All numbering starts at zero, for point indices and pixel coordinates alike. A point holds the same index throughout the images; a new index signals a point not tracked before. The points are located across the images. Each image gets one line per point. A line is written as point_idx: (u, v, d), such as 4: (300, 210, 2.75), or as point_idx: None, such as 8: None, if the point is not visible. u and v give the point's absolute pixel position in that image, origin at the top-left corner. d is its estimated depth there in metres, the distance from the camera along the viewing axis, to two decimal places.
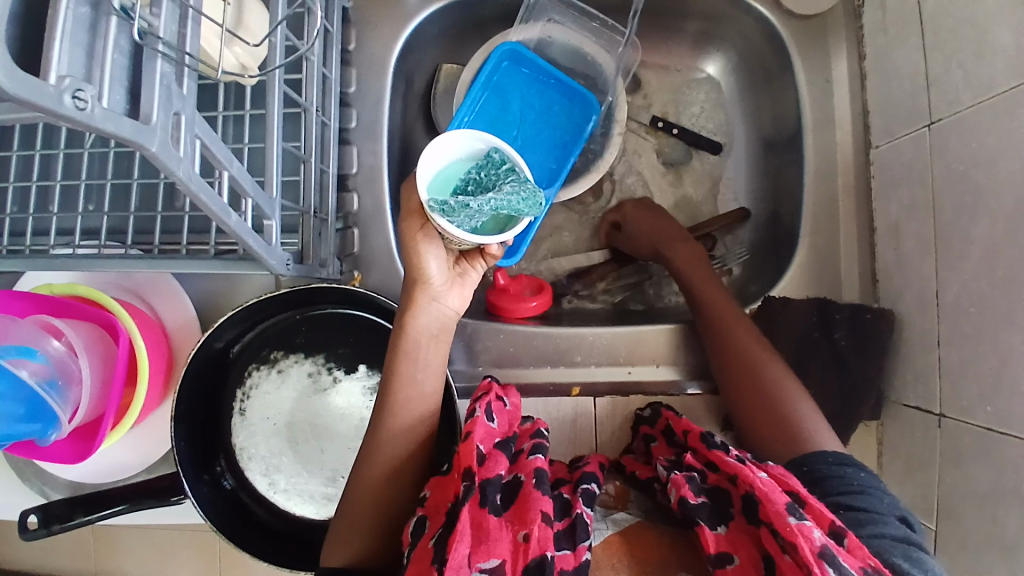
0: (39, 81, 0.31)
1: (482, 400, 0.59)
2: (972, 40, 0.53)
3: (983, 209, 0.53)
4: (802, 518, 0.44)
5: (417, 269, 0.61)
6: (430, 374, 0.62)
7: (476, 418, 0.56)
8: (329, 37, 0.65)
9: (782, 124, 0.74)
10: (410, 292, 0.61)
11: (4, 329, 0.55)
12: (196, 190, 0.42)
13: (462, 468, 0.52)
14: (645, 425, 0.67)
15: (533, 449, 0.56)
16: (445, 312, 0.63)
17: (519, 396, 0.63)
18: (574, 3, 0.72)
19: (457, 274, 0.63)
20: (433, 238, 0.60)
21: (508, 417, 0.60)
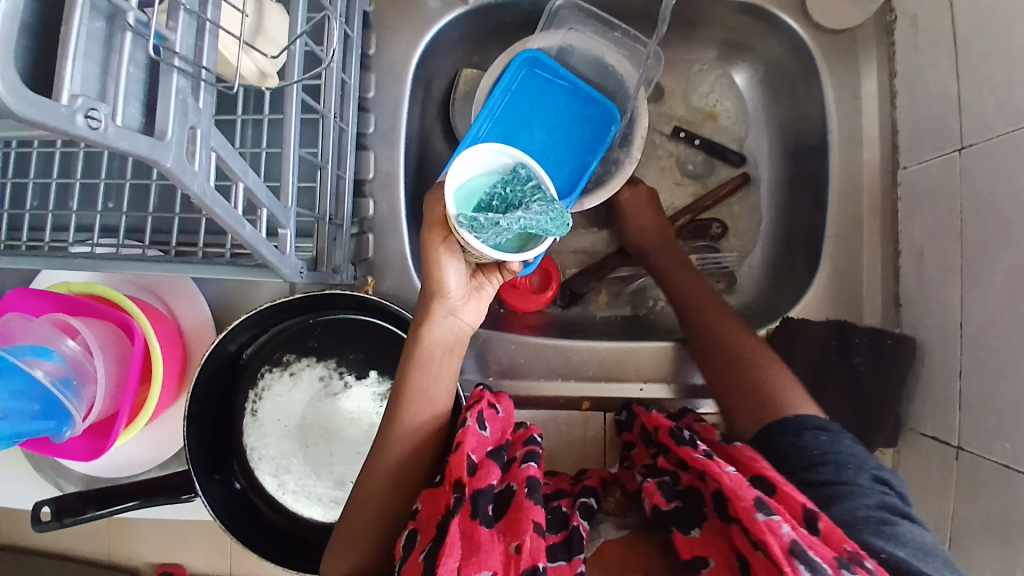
0: (52, 102, 0.31)
1: (472, 408, 0.59)
2: (1006, 64, 0.51)
3: (1011, 240, 0.51)
4: (771, 514, 0.44)
5: (436, 282, 0.60)
6: (442, 387, 0.62)
7: (467, 427, 0.56)
8: (348, 42, 0.65)
9: (807, 138, 0.72)
10: (427, 304, 0.61)
11: (22, 328, 0.56)
12: (210, 204, 0.42)
13: (453, 479, 0.52)
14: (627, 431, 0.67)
15: (527, 456, 0.56)
16: (460, 325, 0.63)
17: (511, 402, 0.63)
18: (596, 12, 0.71)
19: (474, 287, 0.63)
20: (455, 252, 0.59)
21: (500, 423, 0.60)
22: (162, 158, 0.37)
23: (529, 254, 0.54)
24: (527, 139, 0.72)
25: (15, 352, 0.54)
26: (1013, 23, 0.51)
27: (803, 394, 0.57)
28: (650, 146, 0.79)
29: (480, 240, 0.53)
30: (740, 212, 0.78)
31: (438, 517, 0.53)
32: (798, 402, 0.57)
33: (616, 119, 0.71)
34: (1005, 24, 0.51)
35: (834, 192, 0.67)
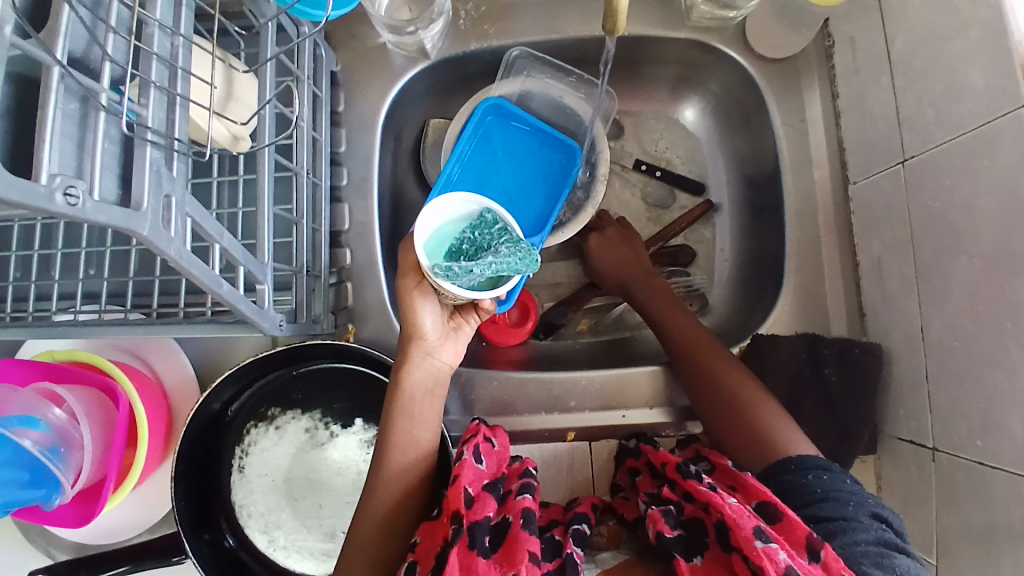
0: (29, 182, 0.33)
1: (470, 442, 0.59)
2: (942, 80, 0.55)
3: (961, 246, 0.53)
4: (768, 541, 0.46)
5: (412, 326, 0.61)
6: (427, 428, 0.61)
7: (464, 460, 0.57)
8: (318, 101, 0.68)
9: (761, 163, 0.75)
10: (412, 350, 0.61)
11: (5, 398, 0.56)
12: (187, 266, 0.44)
13: (450, 511, 0.53)
14: (630, 458, 0.67)
15: (523, 489, 0.57)
16: (440, 366, 0.63)
17: (508, 437, 0.64)
18: (549, 59, 0.74)
19: (451, 328, 0.64)
20: (429, 294, 0.60)
21: (497, 457, 0.60)
22: (138, 227, 0.39)
23: (502, 291, 0.55)
24: (497, 182, 0.75)
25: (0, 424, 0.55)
26: (943, 45, 0.54)
27: (777, 416, 0.60)
28: (615, 180, 0.82)
29: (458, 287, 0.54)
30: (708, 236, 0.81)
31: (437, 546, 0.53)
32: (775, 420, 0.60)
33: (579, 153, 0.74)
34: (937, 47, 0.55)
35: (792, 212, 0.70)
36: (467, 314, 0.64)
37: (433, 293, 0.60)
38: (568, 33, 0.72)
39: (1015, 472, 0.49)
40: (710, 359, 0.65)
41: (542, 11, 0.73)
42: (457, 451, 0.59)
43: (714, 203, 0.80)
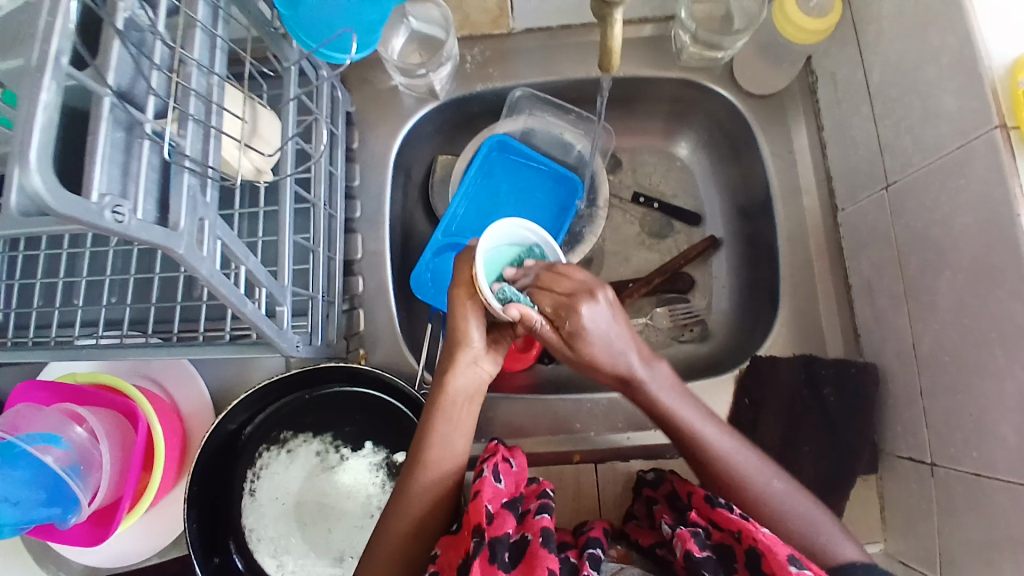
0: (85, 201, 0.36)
1: (489, 460, 0.62)
2: (917, 107, 0.58)
3: (945, 262, 0.56)
4: (802, 568, 0.47)
5: (460, 334, 0.63)
6: (462, 433, 0.62)
7: (484, 479, 0.58)
8: (335, 139, 0.72)
9: (753, 192, 0.78)
10: (461, 357, 0.63)
11: (31, 416, 0.59)
12: (216, 284, 0.47)
13: (472, 525, 0.54)
14: (647, 488, 0.67)
15: (540, 508, 0.56)
16: (484, 375, 0.64)
17: (526, 459, 0.65)
18: (550, 99, 0.79)
19: (494, 341, 0.66)
20: (480, 308, 0.62)
21: (515, 478, 0.61)
22: (175, 246, 0.42)
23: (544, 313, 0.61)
24: (501, 214, 0.79)
25: (25, 441, 0.57)
26: (915, 74, 0.58)
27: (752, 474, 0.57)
28: (614, 211, 0.85)
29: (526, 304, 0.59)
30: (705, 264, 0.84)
31: (458, 560, 0.54)
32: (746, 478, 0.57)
33: (579, 186, 0.78)
34: (910, 78, 0.59)
35: (784, 237, 0.73)
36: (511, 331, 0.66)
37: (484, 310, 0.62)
38: (566, 75, 0.77)
39: (1011, 479, 0.50)
40: (689, 414, 0.59)
41: (542, 55, 0.77)
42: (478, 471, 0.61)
43: (718, 240, 0.82)
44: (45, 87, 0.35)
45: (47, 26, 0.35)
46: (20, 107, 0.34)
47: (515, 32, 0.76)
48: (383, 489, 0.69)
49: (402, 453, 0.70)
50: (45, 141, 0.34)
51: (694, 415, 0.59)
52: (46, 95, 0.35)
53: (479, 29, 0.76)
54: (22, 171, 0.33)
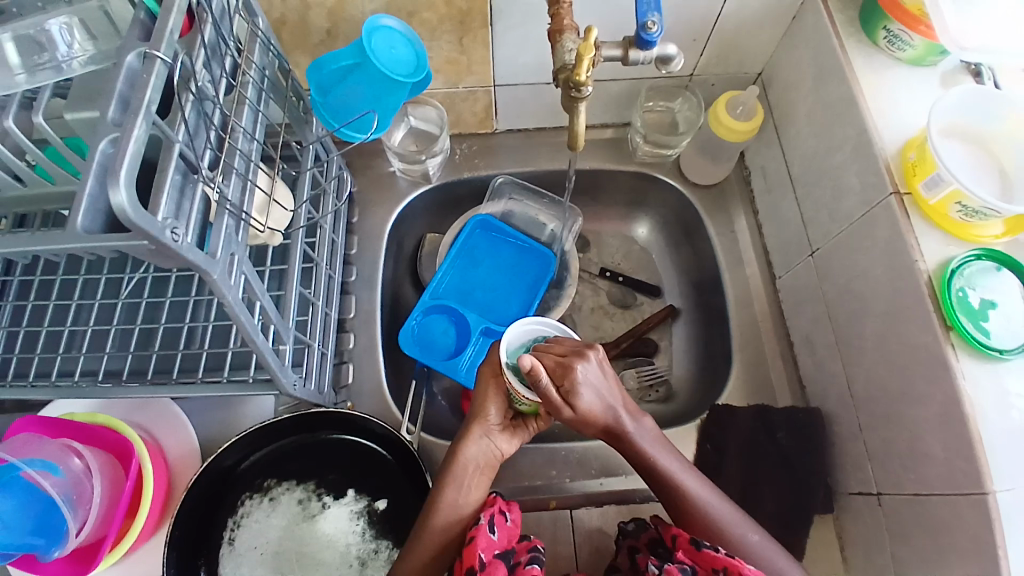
0: (152, 218, 0.43)
1: (485, 511, 0.63)
2: (828, 187, 0.71)
3: (865, 310, 0.66)
4: None
5: (479, 407, 0.69)
6: (468, 499, 0.65)
7: (478, 526, 0.60)
8: (339, 211, 0.82)
9: (702, 266, 0.90)
10: (479, 429, 0.68)
11: (33, 445, 0.63)
12: (238, 312, 0.53)
13: (467, 568, 0.57)
14: (630, 538, 0.69)
15: (530, 560, 0.59)
16: (494, 450, 0.68)
17: (521, 513, 0.65)
18: (528, 184, 0.91)
19: (512, 425, 0.71)
20: (502, 391, 0.69)
21: (508, 531, 0.62)
22: (212, 270, 0.49)
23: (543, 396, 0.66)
24: (480, 281, 0.89)
25: (26, 465, 0.60)
26: (826, 161, 0.71)
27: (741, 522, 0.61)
28: (585, 285, 0.95)
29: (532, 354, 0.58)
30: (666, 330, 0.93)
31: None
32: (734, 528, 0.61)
33: (552, 259, 0.88)
34: (821, 166, 0.72)
35: (733, 303, 0.83)
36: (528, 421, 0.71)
37: (506, 397, 0.69)
38: (541, 166, 0.90)
39: (947, 493, 0.57)
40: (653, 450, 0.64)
41: (519, 151, 0.91)
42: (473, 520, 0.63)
43: (676, 309, 0.91)
44: (138, 125, 0.43)
45: (143, 81, 0.45)
46: (87, 158, 0.44)
47: (498, 131, 0.91)
48: (363, 538, 0.71)
49: (384, 499, 0.72)
50: (130, 166, 0.42)
51: (658, 453, 0.64)
52: (138, 131, 0.43)
53: (467, 128, 0.90)
54: (112, 187, 0.40)
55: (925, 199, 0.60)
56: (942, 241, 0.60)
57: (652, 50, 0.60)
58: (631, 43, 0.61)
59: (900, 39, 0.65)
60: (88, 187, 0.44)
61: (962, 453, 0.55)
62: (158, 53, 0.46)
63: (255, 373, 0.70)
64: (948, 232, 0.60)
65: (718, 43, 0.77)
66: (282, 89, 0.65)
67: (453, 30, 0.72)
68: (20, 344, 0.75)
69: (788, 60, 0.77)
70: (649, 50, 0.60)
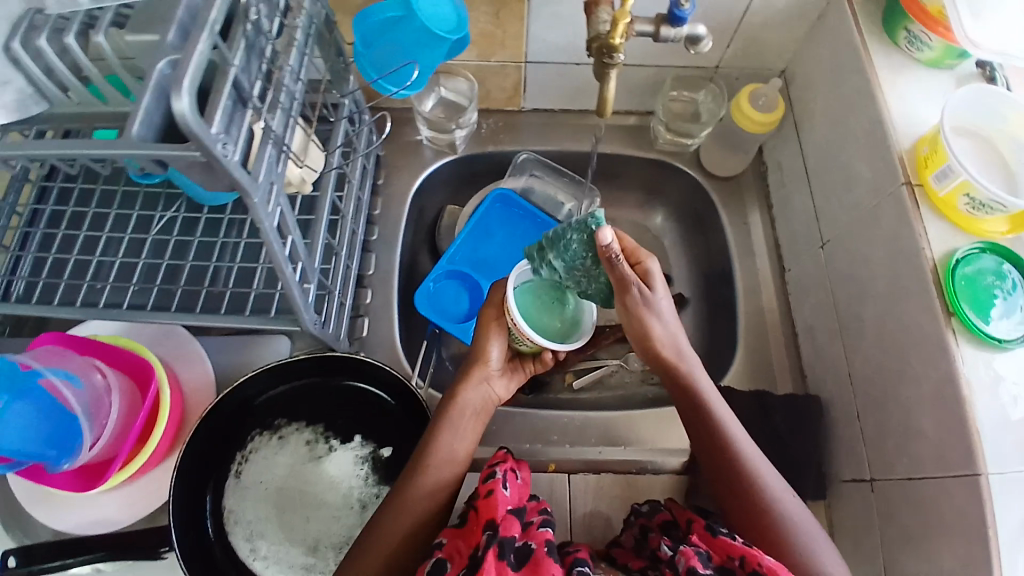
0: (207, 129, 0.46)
1: (500, 466, 0.65)
2: (841, 179, 0.74)
3: (869, 298, 0.69)
4: None
5: (481, 350, 0.72)
6: (464, 443, 0.68)
7: (495, 479, 0.62)
8: (366, 171, 0.85)
9: (711, 257, 0.92)
10: (478, 374, 0.72)
11: (60, 358, 0.65)
12: (272, 239, 0.56)
13: (482, 521, 0.58)
14: (642, 517, 0.68)
15: (543, 522, 0.58)
16: (491, 393, 0.72)
17: (529, 473, 0.68)
18: (551, 162, 0.94)
19: (508, 368, 0.75)
20: (503, 333, 0.73)
21: (519, 489, 0.63)
22: (253, 192, 0.51)
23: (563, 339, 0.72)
24: (497, 253, 0.91)
25: (50, 372, 0.62)
26: (841, 155, 0.74)
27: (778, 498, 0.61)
28: None
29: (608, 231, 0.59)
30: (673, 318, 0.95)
31: (468, 549, 0.57)
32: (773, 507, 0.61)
33: None
34: (835, 160, 0.75)
35: (742, 291, 0.85)
36: (525, 362, 0.77)
37: (507, 337, 0.73)
38: (564, 146, 0.93)
39: (938, 473, 0.59)
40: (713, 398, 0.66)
41: (543, 130, 0.94)
42: (489, 471, 0.65)
43: (685, 296, 0.92)
44: (202, 40, 0.46)
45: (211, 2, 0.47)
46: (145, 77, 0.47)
47: (525, 109, 0.94)
48: (365, 483, 0.73)
49: (389, 447, 0.74)
50: (193, 76, 0.44)
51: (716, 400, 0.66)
52: (202, 47, 0.45)
53: (495, 104, 0.93)
54: (175, 94, 0.43)
55: (935, 190, 0.63)
56: (947, 231, 0.63)
57: (683, 27, 0.64)
58: (663, 20, 0.64)
59: (920, 39, 0.68)
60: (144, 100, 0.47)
61: (955, 432, 0.57)
62: None
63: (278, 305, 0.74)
64: (954, 224, 0.63)
65: (744, 38, 0.80)
66: (328, 41, 0.69)
67: (490, 3, 0.74)
68: (49, 270, 0.77)
69: (811, 58, 0.80)
70: (680, 27, 0.64)
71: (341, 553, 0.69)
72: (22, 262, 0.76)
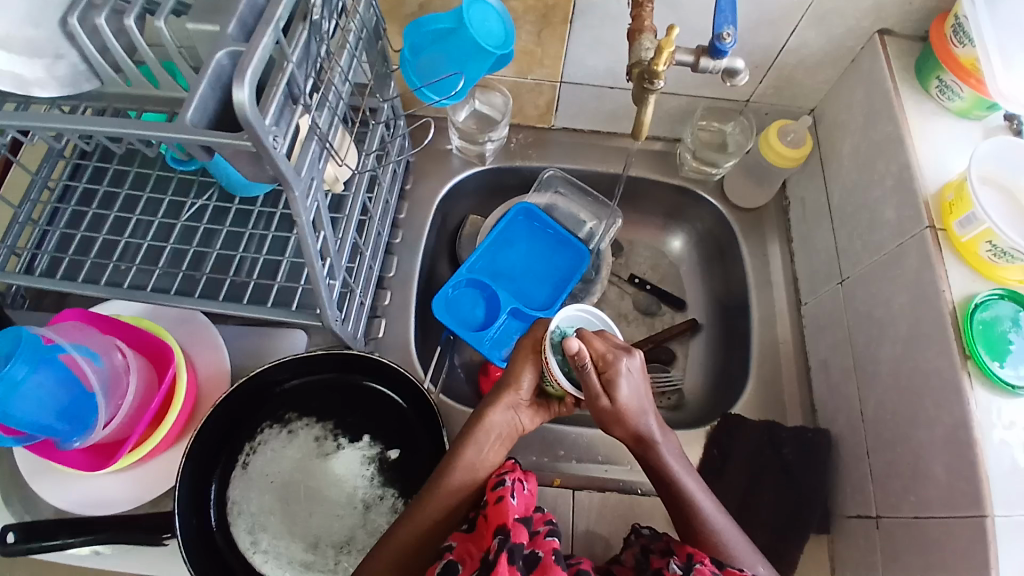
0: (262, 120, 0.47)
1: (510, 475, 0.65)
2: (865, 218, 0.75)
3: (885, 338, 0.69)
4: None
5: (512, 377, 0.71)
6: (484, 463, 0.67)
7: (506, 488, 0.63)
8: (397, 174, 0.86)
9: (728, 285, 0.93)
10: (507, 399, 0.70)
11: (84, 334, 0.65)
12: (307, 232, 0.56)
13: (493, 527, 0.59)
14: (645, 539, 0.68)
15: (550, 531, 0.59)
16: (517, 422, 0.71)
17: (536, 484, 0.68)
18: (577, 181, 0.95)
19: (536, 403, 0.73)
20: (537, 366, 0.71)
21: (527, 499, 0.64)
22: (294, 185, 0.52)
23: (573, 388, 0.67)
24: (516, 264, 0.92)
25: (71, 347, 0.62)
26: (866, 195, 0.75)
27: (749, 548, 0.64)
28: (612, 287, 0.98)
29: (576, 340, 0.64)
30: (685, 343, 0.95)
31: (480, 554, 0.58)
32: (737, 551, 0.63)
33: (587, 255, 0.92)
34: (860, 201, 0.76)
35: (757, 322, 0.86)
36: (551, 403, 0.74)
37: (539, 372, 0.71)
38: (591, 166, 0.94)
39: (943, 517, 0.59)
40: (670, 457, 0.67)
41: (571, 149, 0.95)
42: (497, 478, 0.65)
43: (697, 322, 0.93)
44: (267, 33, 0.47)
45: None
46: (203, 62, 0.48)
47: (554, 127, 0.95)
48: (371, 483, 0.73)
49: (397, 450, 0.74)
50: (255, 68, 0.46)
51: (673, 459, 0.67)
52: (265, 41, 0.46)
53: (526, 120, 0.94)
54: (237, 84, 0.44)
55: (958, 235, 0.64)
56: (968, 277, 0.64)
57: (723, 61, 0.65)
58: (704, 51, 0.65)
59: (952, 89, 0.69)
60: (200, 87, 0.48)
61: (964, 476, 0.58)
62: None
63: (299, 301, 0.74)
64: (974, 269, 0.64)
65: (778, 74, 0.82)
66: (374, 45, 0.70)
67: (534, 21, 0.76)
68: (75, 247, 0.78)
69: (842, 100, 0.81)
70: (719, 59, 0.65)
71: (341, 552, 0.69)
72: (50, 237, 0.77)
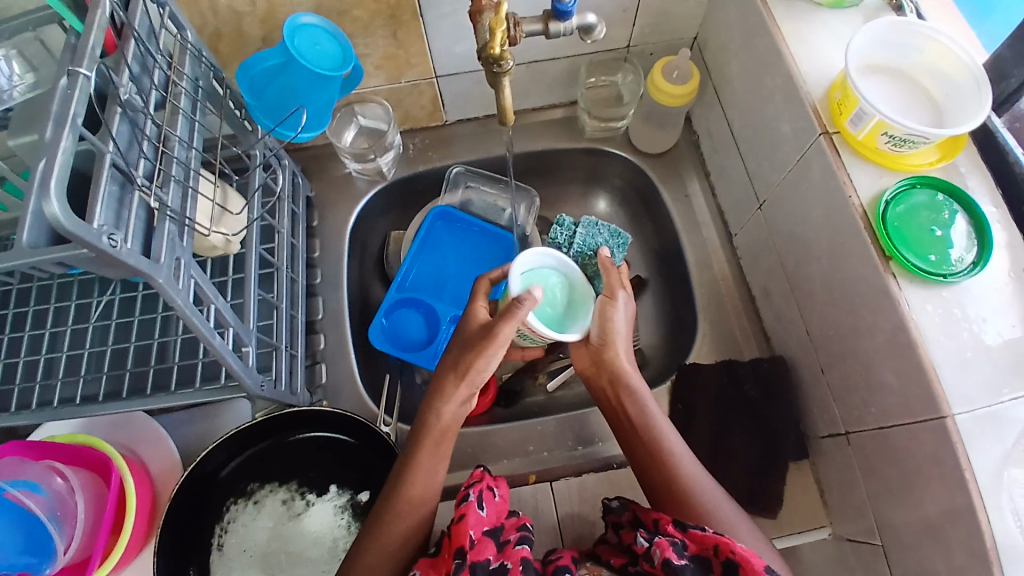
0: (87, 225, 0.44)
1: (475, 486, 0.61)
2: (766, 137, 0.72)
3: (812, 254, 0.68)
4: None
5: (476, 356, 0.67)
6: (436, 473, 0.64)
7: (468, 502, 0.58)
8: (296, 216, 0.83)
9: (659, 235, 0.91)
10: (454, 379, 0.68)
11: (18, 468, 0.63)
12: (190, 314, 0.54)
13: (454, 547, 0.55)
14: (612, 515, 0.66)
15: (520, 539, 0.56)
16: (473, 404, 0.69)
17: (508, 489, 0.64)
18: (485, 171, 0.93)
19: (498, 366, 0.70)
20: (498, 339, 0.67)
21: (497, 507, 0.60)
22: (157, 275, 0.50)
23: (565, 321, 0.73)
24: (447, 271, 0.90)
25: (9, 486, 0.61)
26: (762, 114, 0.73)
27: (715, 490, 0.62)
28: None
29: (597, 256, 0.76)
30: None
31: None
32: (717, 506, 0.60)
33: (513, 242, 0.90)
34: (758, 121, 0.74)
35: (694, 265, 0.85)
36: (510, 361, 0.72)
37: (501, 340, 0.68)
38: (494, 151, 0.92)
39: (905, 421, 0.58)
40: (658, 416, 0.67)
41: (471, 139, 0.93)
42: (463, 492, 0.61)
43: (642, 277, 0.91)
44: (65, 137, 0.44)
45: (67, 96, 0.45)
46: None
47: (448, 122, 0.92)
48: (349, 530, 0.72)
49: (367, 491, 0.74)
50: (60, 178, 0.43)
51: (659, 414, 0.67)
52: (65, 144, 0.44)
53: (418, 123, 0.91)
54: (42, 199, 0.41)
55: (853, 134, 0.61)
56: (874, 174, 0.62)
57: (572, 21, 0.61)
58: (549, 16, 0.62)
59: None
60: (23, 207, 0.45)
61: (914, 378, 0.56)
62: (81, 69, 0.46)
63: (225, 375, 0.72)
64: (880, 164, 0.62)
65: (649, 11, 0.78)
66: (218, 99, 0.66)
67: (385, 26, 0.72)
68: None
69: (718, 21, 0.78)
70: (568, 20, 0.61)
71: None
72: None
